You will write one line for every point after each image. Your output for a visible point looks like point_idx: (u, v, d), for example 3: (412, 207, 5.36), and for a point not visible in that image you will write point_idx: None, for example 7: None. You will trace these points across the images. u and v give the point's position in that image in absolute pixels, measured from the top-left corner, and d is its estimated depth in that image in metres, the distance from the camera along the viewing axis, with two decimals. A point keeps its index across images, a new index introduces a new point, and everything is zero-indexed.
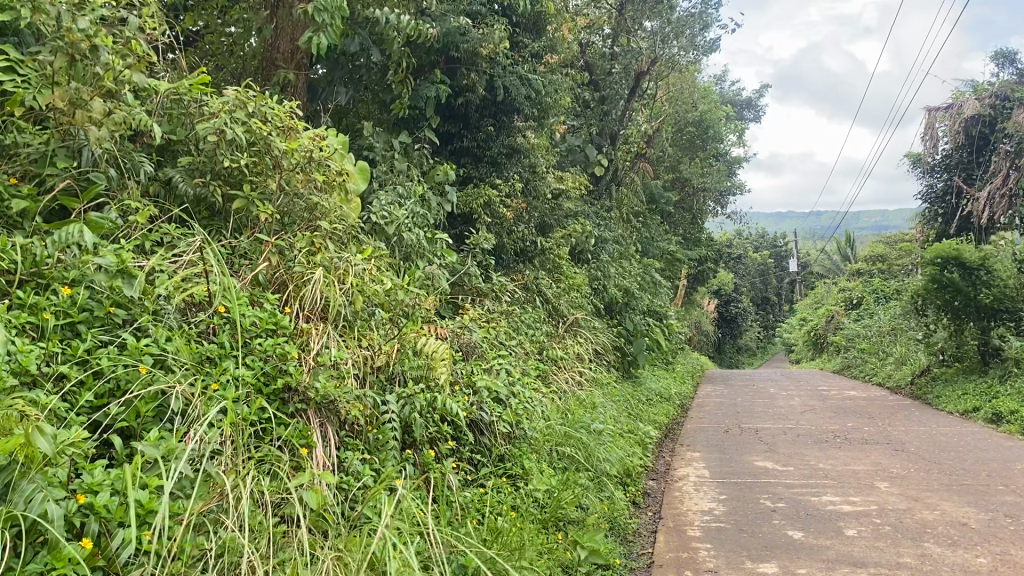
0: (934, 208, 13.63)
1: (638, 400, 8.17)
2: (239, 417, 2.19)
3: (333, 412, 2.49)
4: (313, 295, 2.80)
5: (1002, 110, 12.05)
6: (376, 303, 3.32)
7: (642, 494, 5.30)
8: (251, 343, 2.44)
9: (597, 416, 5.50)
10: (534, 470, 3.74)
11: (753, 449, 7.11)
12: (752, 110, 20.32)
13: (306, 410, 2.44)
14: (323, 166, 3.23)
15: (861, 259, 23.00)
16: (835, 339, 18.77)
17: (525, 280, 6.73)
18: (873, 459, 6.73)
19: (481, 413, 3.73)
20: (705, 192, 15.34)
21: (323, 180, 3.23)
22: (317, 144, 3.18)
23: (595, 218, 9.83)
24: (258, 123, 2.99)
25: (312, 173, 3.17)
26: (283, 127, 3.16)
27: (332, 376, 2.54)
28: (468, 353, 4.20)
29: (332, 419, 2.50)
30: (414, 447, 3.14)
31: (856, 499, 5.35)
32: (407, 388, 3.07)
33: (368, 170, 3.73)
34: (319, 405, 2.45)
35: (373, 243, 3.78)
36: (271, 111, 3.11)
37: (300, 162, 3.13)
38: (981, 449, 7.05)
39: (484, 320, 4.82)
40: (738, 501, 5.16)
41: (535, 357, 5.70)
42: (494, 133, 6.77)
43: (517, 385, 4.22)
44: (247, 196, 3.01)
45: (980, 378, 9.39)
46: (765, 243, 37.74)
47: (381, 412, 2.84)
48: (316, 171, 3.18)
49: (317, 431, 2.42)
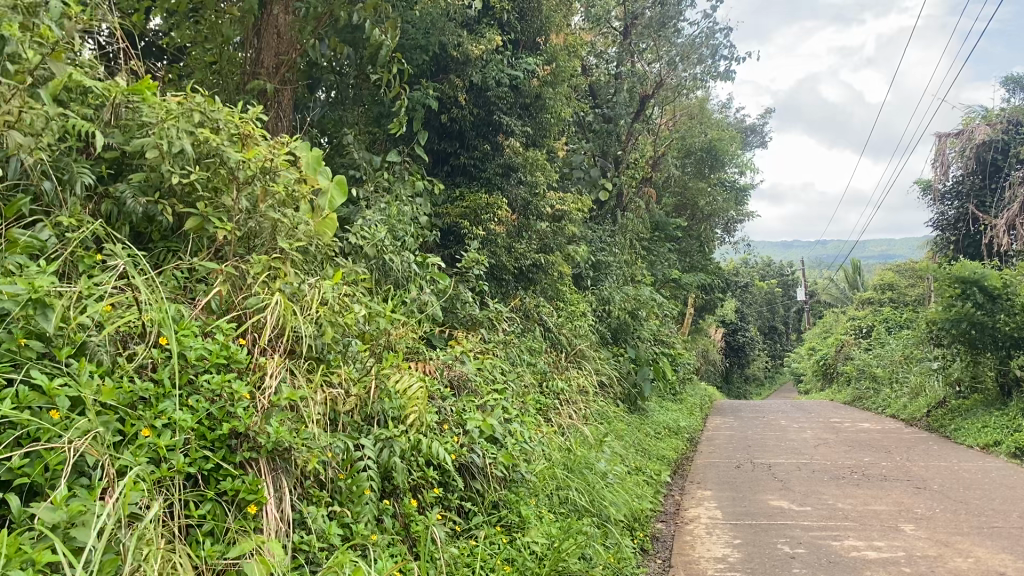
0: (946, 235, 13.25)
1: (645, 434, 7.80)
2: (172, 470, 1.83)
3: (289, 461, 2.14)
4: (268, 321, 2.49)
5: (1015, 135, 11.80)
6: (354, 334, 3.00)
7: (651, 538, 4.93)
8: (195, 380, 2.07)
9: (600, 454, 5.14)
10: (532, 517, 3.39)
11: (766, 486, 6.73)
12: (759, 136, 20.09)
13: (256, 460, 2.06)
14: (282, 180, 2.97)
15: (871, 287, 22.61)
16: (846, 369, 18.36)
17: (525, 308, 6.40)
18: (894, 498, 6.35)
19: (473, 455, 3.36)
20: (712, 218, 15.04)
21: (280, 194, 2.92)
22: (273, 153, 2.90)
23: (597, 243, 9.53)
24: (203, 131, 2.70)
25: (267, 186, 2.88)
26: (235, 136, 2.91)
27: (291, 419, 2.19)
28: (459, 388, 3.87)
29: (290, 470, 2.16)
30: (394, 495, 2.80)
31: (881, 544, 4.96)
32: (385, 431, 2.75)
33: (348, 187, 3.37)
34: (273, 454, 2.08)
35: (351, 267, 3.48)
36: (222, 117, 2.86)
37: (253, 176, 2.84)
38: (1008, 487, 6.65)
39: (479, 351, 4.48)
40: (755, 546, 4.79)
41: (536, 390, 5.34)
42: (491, 153, 6.49)
43: (514, 423, 3.87)
44: (201, 214, 2.72)
45: (1000, 410, 8.99)
46: (771, 272, 37.41)
47: (355, 458, 2.51)
48: (271, 184, 2.90)
49: (270, 485, 2.06)
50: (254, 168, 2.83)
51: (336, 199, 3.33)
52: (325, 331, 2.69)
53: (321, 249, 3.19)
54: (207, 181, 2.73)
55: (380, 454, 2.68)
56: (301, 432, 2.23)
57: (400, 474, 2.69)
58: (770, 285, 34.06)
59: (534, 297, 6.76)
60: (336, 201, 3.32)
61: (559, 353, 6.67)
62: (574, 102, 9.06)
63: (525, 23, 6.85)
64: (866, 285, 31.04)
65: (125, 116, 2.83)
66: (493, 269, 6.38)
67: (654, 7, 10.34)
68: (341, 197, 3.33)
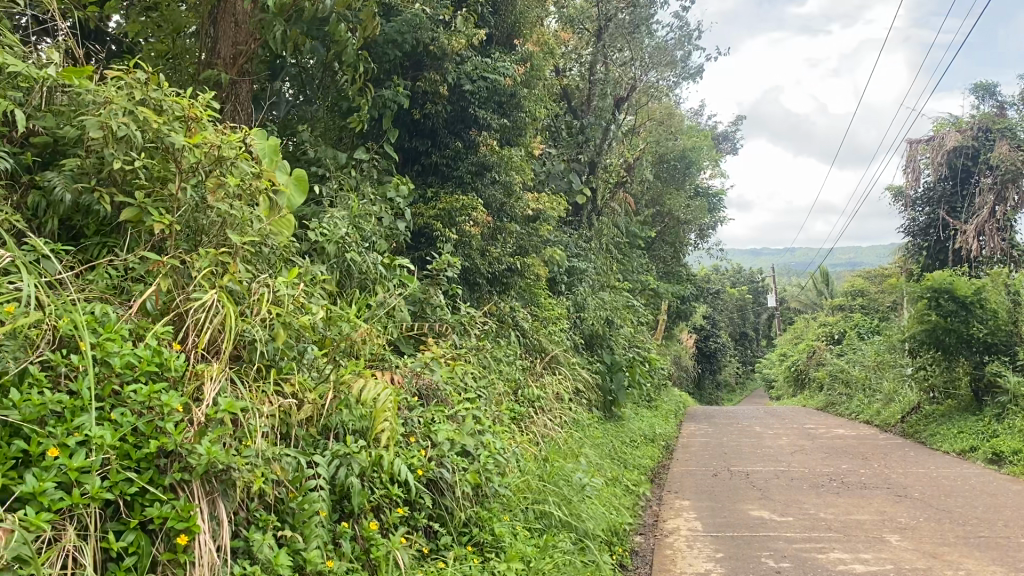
0: (917, 242, 13.09)
1: (622, 442, 7.60)
2: (83, 497, 1.57)
3: (229, 483, 1.87)
4: (206, 323, 2.24)
5: (985, 141, 11.70)
6: (312, 339, 2.76)
7: (629, 553, 4.72)
8: (121, 391, 1.81)
9: (577, 465, 4.92)
10: (505, 535, 3.20)
11: (745, 495, 6.54)
12: (729, 142, 20.02)
13: (190, 483, 1.78)
14: (235, 169, 2.69)
15: (841, 293, 22.64)
16: (818, 376, 18.31)
17: (497, 312, 6.17)
18: (876, 507, 6.17)
19: (443, 470, 3.09)
20: (686, 224, 14.93)
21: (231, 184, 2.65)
22: (225, 139, 2.62)
23: (571, 247, 9.34)
24: (144, 112, 2.45)
25: (217, 176, 2.62)
26: (183, 119, 2.63)
27: (231, 437, 1.93)
28: (428, 398, 3.60)
29: (229, 493, 1.88)
30: (354, 516, 2.56)
31: (867, 556, 4.77)
32: (344, 446, 2.51)
33: (307, 184, 3.29)
34: (208, 475, 1.81)
35: (310, 268, 3.23)
36: (167, 99, 2.58)
37: (202, 165, 2.57)
38: (989, 495, 6.50)
39: (450, 358, 4.22)
40: (738, 560, 4.58)
41: (510, 398, 5.10)
42: (462, 152, 6.26)
43: (487, 435, 3.63)
44: (138, 204, 2.45)
45: (975, 416, 8.88)
46: (742, 278, 37.47)
47: (307, 477, 2.28)
48: (222, 174, 2.64)
49: (205, 511, 1.78)
50: (201, 154, 2.57)
51: (296, 194, 3.25)
52: (276, 334, 2.44)
53: (278, 247, 2.94)
54: (153, 168, 2.46)
55: (339, 472, 2.45)
56: (241, 451, 1.97)
57: (360, 493, 2.45)
58: (740, 291, 34.05)
59: (507, 301, 6.53)
60: (297, 198, 3.24)
61: (533, 359, 6.44)
62: (548, 102, 8.87)
63: (498, 18, 6.64)
64: (835, 292, 31.19)
65: (59, 101, 2.59)
66: (464, 272, 6.14)
67: (627, 8, 10.19)
68: (302, 194, 3.25)
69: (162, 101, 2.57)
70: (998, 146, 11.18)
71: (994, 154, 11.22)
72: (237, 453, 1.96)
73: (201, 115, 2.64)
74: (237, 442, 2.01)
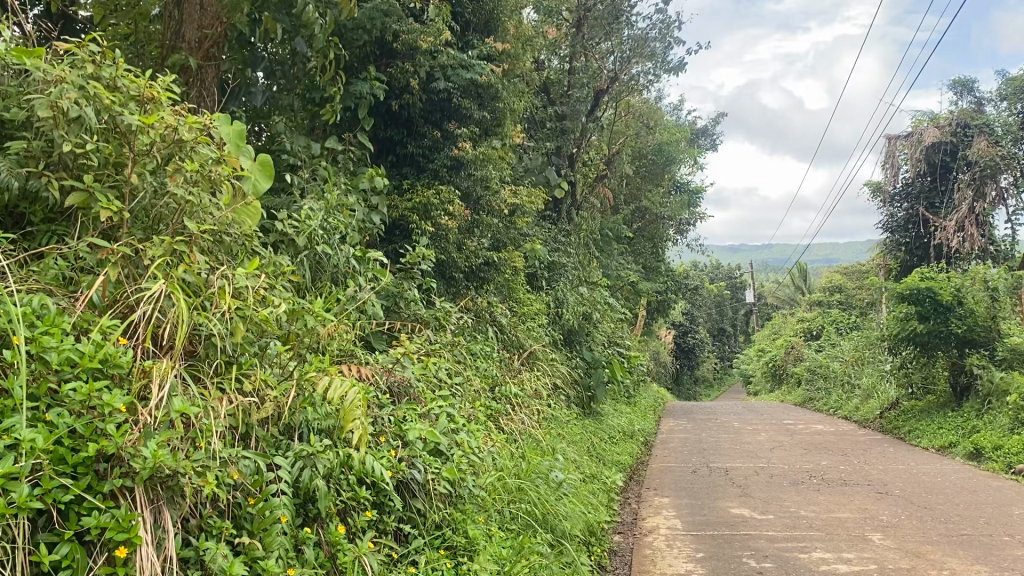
0: (895, 238, 13.09)
1: (601, 438, 7.48)
2: (10, 507, 1.41)
3: (177, 490, 1.73)
4: (158, 317, 2.08)
5: (963, 138, 11.64)
6: (275, 334, 2.61)
7: (608, 553, 4.61)
8: (59, 389, 1.66)
9: (555, 463, 4.80)
10: (481, 538, 3.07)
11: (726, 492, 6.45)
12: (708, 138, 19.96)
13: (132, 489, 1.64)
14: (193, 153, 2.53)
15: (819, 289, 22.69)
16: (795, 371, 18.31)
17: (473, 307, 6.03)
18: (858, 504, 6.10)
19: (414, 471, 2.96)
20: (665, 219, 14.84)
21: (191, 169, 2.50)
22: (182, 120, 2.46)
23: (549, 242, 9.22)
24: (96, 88, 2.29)
25: (176, 161, 2.47)
26: (137, 99, 2.46)
27: (179, 440, 1.78)
28: (400, 395, 3.46)
29: (177, 500, 1.74)
30: (319, 520, 2.42)
31: (850, 555, 4.68)
32: (307, 446, 2.38)
33: (272, 169, 3.13)
34: (152, 481, 1.67)
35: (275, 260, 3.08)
36: (120, 77, 2.41)
37: (158, 149, 2.41)
38: (970, 491, 6.44)
39: (423, 353, 4.08)
40: (719, 560, 4.48)
41: (486, 395, 4.97)
42: (440, 142, 6.12)
43: (462, 433, 3.49)
44: (87, 189, 2.28)
45: (954, 411, 8.85)
46: (720, 274, 37.51)
47: (267, 480, 2.15)
48: (181, 159, 2.48)
49: (149, 521, 1.63)
50: (159, 137, 2.41)
51: (261, 180, 3.09)
52: (235, 329, 2.28)
53: (241, 237, 2.79)
54: (106, 151, 2.29)
55: (303, 475, 2.32)
56: (192, 455, 1.83)
57: (325, 497, 2.31)
58: (718, 287, 34.07)
59: (484, 295, 6.39)
60: (263, 184, 3.07)
61: (511, 355, 6.31)
62: (526, 94, 8.73)
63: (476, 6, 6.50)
64: (812, 288, 31.28)
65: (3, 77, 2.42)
66: (441, 266, 6.00)
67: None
68: (268, 181, 3.09)
69: (117, 80, 2.41)
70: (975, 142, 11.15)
71: (973, 151, 11.18)
72: (186, 457, 1.81)
73: (160, 96, 2.48)
74: (188, 447, 1.86)
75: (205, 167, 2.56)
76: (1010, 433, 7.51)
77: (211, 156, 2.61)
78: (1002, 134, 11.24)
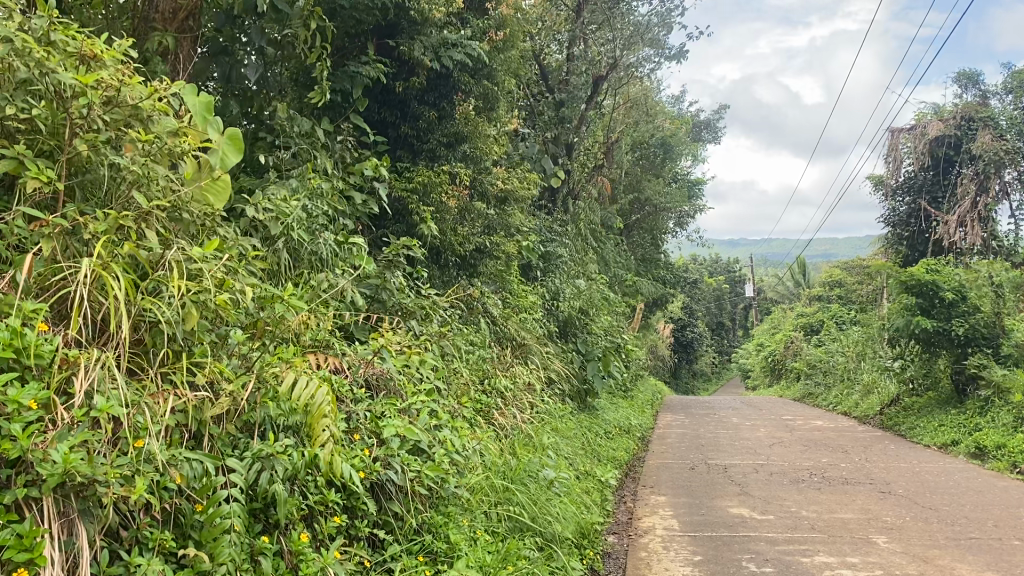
0: (897, 232, 12.86)
1: (596, 434, 7.26)
2: None
3: (92, 501, 1.56)
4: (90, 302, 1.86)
5: (967, 132, 11.38)
6: (237, 323, 2.38)
7: (602, 556, 4.39)
8: None
9: (546, 461, 4.57)
10: (464, 543, 2.84)
11: (724, 491, 6.23)
12: (710, 130, 19.67)
13: (39, 499, 1.48)
14: (145, 122, 2.31)
15: (818, 284, 22.47)
16: (795, 366, 18.08)
17: (464, 296, 5.80)
18: (861, 505, 5.88)
19: (391, 472, 2.72)
20: (665, 211, 14.59)
21: (143, 140, 2.28)
22: (131, 84, 2.23)
23: (544, 232, 8.98)
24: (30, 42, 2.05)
25: (126, 129, 2.25)
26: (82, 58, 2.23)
27: (95, 443, 1.60)
28: (378, 389, 3.22)
29: (93, 513, 1.57)
30: (281, 528, 2.20)
31: (854, 560, 4.46)
32: (267, 447, 2.15)
33: (242, 144, 2.68)
34: (58, 491, 1.51)
35: (243, 242, 2.85)
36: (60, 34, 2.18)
37: (108, 117, 2.20)
38: (975, 492, 6.23)
39: (407, 345, 3.85)
40: (716, 564, 4.26)
41: (476, 388, 4.74)
42: (436, 121, 5.88)
43: (445, 430, 3.26)
44: (18, 155, 2.04)
45: (956, 409, 8.62)
46: (719, 268, 37.24)
47: (218, 484, 1.93)
48: (130, 128, 2.27)
49: (55, 538, 1.48)
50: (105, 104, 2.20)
51: (229, 158, 2.64)
52: (188, 316, 2.06)
53: (203, 214, 2.56)
54: (46, 117, 2.08)
55: (260, 478, 2.10)
56: (115, 460, 1.64)
57: (285, 502, 2.09)
58: (717, 281, 33.83)
59: (476, 285, 6.16)
60: (230, 162, 2.63)
61: (503, 347, 6.08)
62: (522, 79, 8.48)
63: None
64: (811, 283, 31.09)
65: None
66: (432, 253, 5.78)
67: None
68: (236, 157, 2.64)
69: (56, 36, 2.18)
70: (979, 136, 11.02)
71: (977, 145, 10.97)
72: (109, 462, 1.63)
73: (103, 54, 2.26)
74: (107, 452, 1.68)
75: (160, 137, 2.34)
76: (1015, 432, 7.29)
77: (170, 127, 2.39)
78: (1007, 127, 11.03)
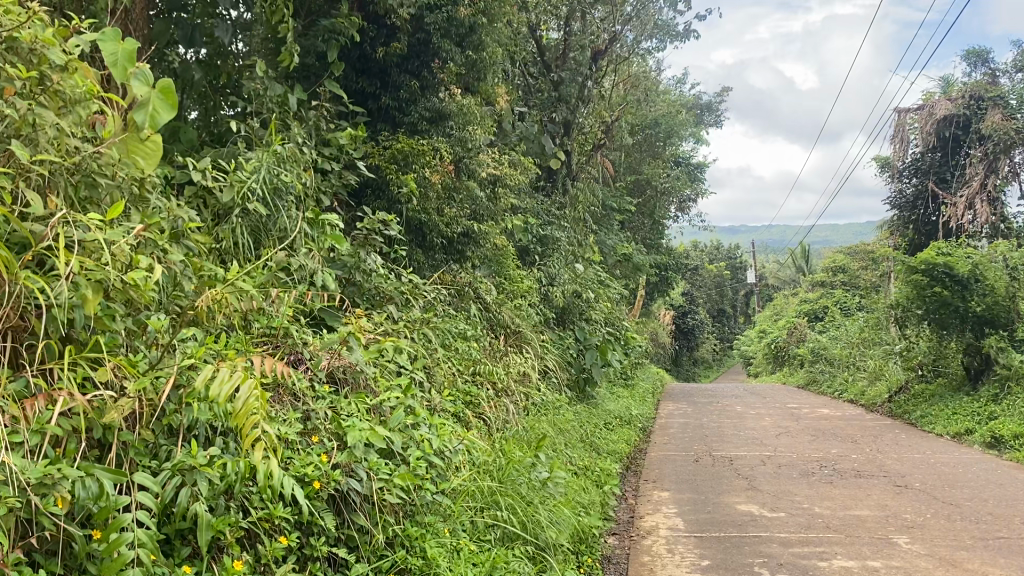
0: (903, 215, 12.42)
1: (595, 425, 6.89)
2: None
3: None
4: None
5: (976, 111, 10.90)
6: (158, 309, 2.02)
7: (601, 562, 4.03)
8: None
9: (541, 457, 4.20)
10: (442, 557, 2.47)
11: (730, 485, 5.87)
12: (711, 114, 19.21)
13: None
14: (32, 60, 2.03)
15: (820, 269, 22.04)
16: (799, 353, 17.69)
17: (453, 281, 5.42)
18: (876, 500, 5.50)
19: (353, 480, 2.34)
20: (667, 195, 14.17)
21: (26, 82, 1.99)
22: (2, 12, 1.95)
23: (538, 213, 8.60)
24: None
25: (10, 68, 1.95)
26: None
27: None
28: (346, 384, 2.85)
29: None
30: (216, 554, 1.83)
31: (876, 564, 4.07)
32: (189, 457, 1.77)
33: (179, 97, 2.21)
34: None
35: (172, 215, 2.51)
36: None
37: None
38: (996, 486, 5.85)
39: (384, 332, 3.48)
40: (725, 569, 3.88)
41: (463, 378, 4.37)
42: (419, 91, 5.48)
43: (422, 429, 2.88)
44: None
45: (969, 396, 8.23)
46: (720, 254, 36.69)
47: (121, 506, 1.56)
48: (8, 65, 1.97)
49: None
50: None
51: (162, 114, 2.19)
52: (85, 299, 1.70)
53: (121, 178, 2.22)
54: None
55: (180, 496, 1.72)
56: None
57: (211, 524, 1.71)
58: (718, 267, 33.39)
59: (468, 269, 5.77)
60: (161, 119, 2.18)
61: (496, 335, 5.70)
62: (514, 52, 8.04)
63: None
64: (814, 269, 30.63)
65: None
66: (417, 234, 5.39)
67: None
68: (168, 112, 2.18)
69: None
70: (988, 116, 10.56)
71: (985, 124, 10.52)
72: None
73: None
74: None
75: (52, 79, 2.06)
76: None
77: (61, 67, 2.09)
78: (1018, 106, 10.53)
